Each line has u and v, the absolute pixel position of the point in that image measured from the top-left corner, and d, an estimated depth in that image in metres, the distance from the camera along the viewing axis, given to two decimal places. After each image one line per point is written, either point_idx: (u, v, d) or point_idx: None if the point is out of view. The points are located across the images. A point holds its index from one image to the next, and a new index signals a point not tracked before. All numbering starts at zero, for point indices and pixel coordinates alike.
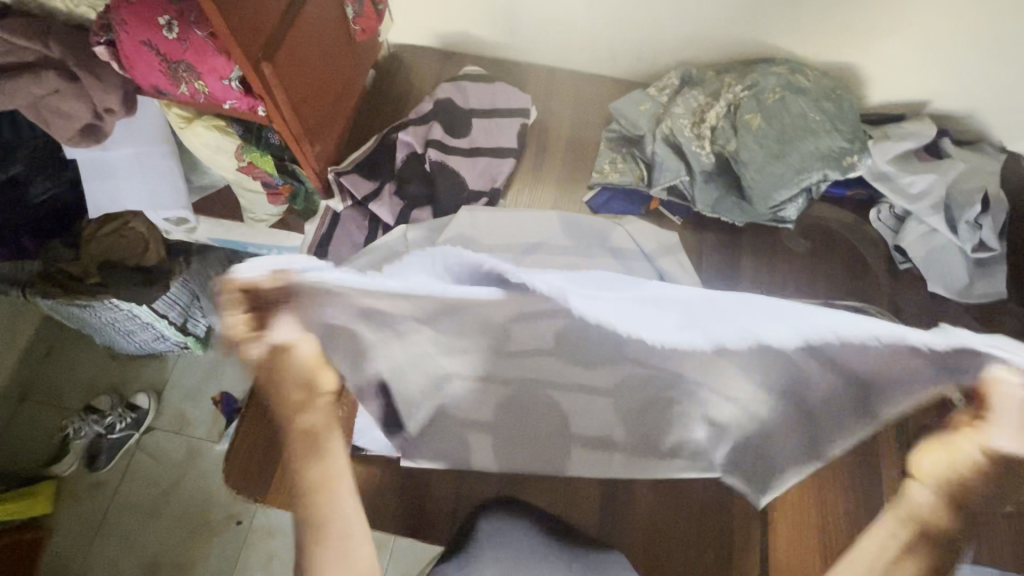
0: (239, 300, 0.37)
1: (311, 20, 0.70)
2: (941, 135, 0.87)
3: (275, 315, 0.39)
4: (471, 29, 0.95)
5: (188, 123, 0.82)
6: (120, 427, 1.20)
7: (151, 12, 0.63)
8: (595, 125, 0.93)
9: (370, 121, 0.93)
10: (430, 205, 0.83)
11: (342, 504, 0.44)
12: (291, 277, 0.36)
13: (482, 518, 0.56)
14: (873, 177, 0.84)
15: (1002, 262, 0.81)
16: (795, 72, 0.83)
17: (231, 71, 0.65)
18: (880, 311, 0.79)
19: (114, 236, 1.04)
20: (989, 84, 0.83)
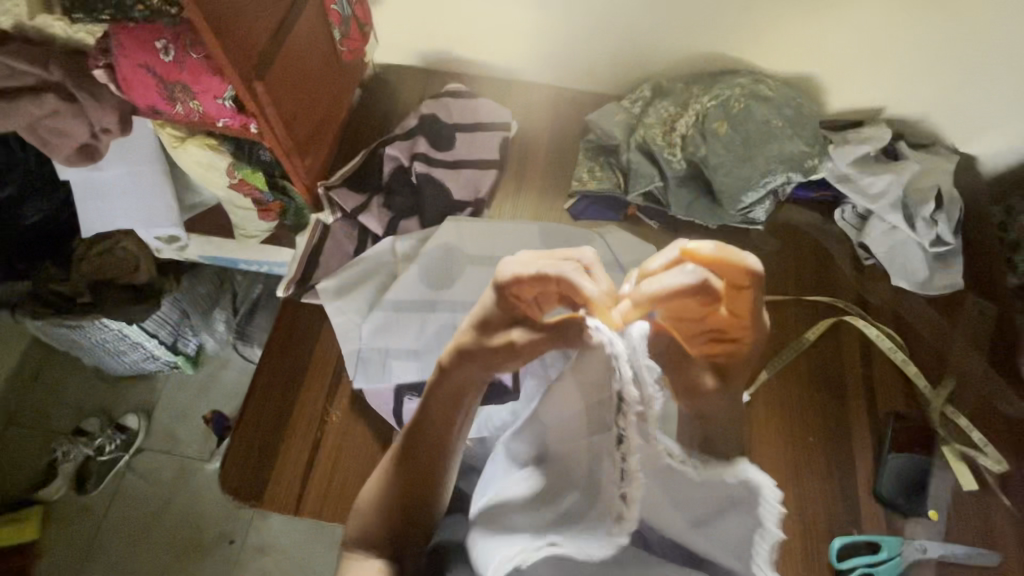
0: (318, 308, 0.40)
1: (299, 41, 0.74)
2: (896, 139, 0.93)
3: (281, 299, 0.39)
4: (452, 48, 0.99)
5: (182, 143, 0.85)
6: (110, 448, 1.32)
7: (149, 36, 0.66)
8: (573, 137, 0.97)
9: (357, 137, 0.96)
10: (417, 215, 0.87)
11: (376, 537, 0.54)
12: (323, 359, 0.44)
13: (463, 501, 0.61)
14: (836, 178, 0.88)
15: (956, 255, 0.86)
16: (758, 82, 0.88)
17: (225, 91, 0.68)
18: (845, 308, 0.86)
19: (105, 255, 1.07)
20: (938, 88, 0.89)
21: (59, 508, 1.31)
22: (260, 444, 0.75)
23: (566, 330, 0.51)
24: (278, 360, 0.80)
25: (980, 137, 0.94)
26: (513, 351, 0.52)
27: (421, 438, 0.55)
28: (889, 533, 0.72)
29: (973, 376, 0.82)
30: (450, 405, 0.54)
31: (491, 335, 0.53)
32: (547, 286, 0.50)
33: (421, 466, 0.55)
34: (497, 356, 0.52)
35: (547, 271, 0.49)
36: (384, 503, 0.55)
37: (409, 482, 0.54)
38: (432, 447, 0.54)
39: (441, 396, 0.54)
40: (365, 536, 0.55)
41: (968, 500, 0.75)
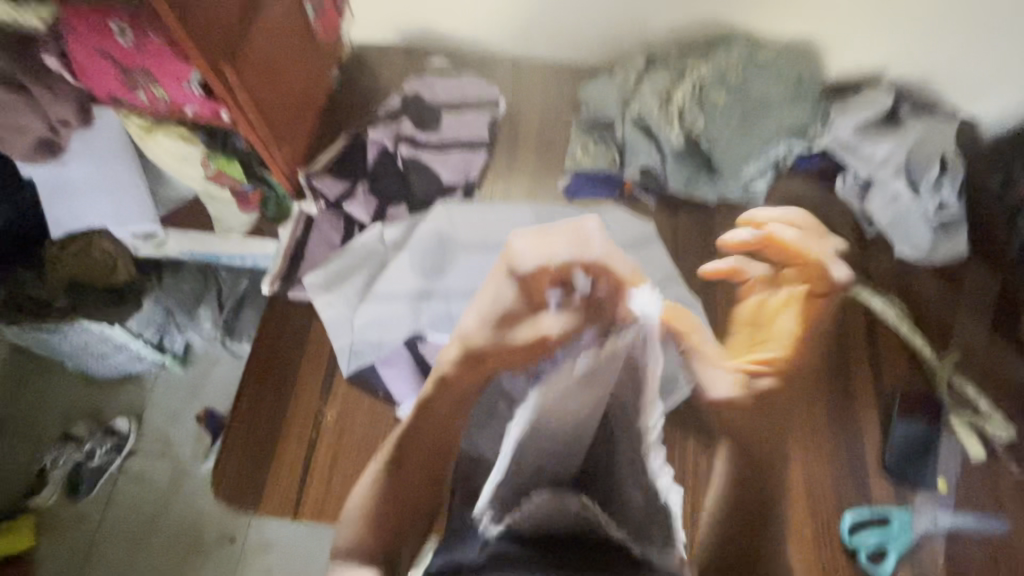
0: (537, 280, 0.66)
1: (269, 18, 0.68)
2: (898, 103, 0.90)
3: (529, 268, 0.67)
4: (433, 22, 0.94)
5: (150, 133, 0.80)
6: (101, 453, 1.28)
7: (102, 17, 0.60)
8: (565, 113, 0.93)
9: (337, 121, 0.91)
10: (405, 201, 0.83)
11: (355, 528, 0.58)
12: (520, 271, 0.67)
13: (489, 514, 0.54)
14: (837, 147, 0.86)
15: (961, 223, 0.84)
16: (756, 48, 0.84)
17: (191, 75, 0.63)
18: (850, 279, 0.83)
19: (80, 255, 1.01)
20: (940, 49, 0.86)
21: (52, 515, 1.28)
22: (252, 447, 0.72)
23: (586, 308, 0.65)
24: (268, 357, 0.77)
25: (982, 99, 0.91)
26: (544, 343, 0.66)
27: (421, 446, 0.62)
28: (900, 506, 0.72)
29: (979, 343, 0.81)
30: (449, 417, 0.65)
31: (512, 330, 0.66)
32: (567, 273, 0.66)
33: (419, 479, 0.61)
34: (524, 344, 0.65)
35: (585, 257, 0.67)
36: (383, 505, 0.59)
37: (407, 487, 0.60)
38: (432, 461, 0.62)
39: (439, 408, 0.64)
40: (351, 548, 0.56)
41: (977, 469, 0.74)
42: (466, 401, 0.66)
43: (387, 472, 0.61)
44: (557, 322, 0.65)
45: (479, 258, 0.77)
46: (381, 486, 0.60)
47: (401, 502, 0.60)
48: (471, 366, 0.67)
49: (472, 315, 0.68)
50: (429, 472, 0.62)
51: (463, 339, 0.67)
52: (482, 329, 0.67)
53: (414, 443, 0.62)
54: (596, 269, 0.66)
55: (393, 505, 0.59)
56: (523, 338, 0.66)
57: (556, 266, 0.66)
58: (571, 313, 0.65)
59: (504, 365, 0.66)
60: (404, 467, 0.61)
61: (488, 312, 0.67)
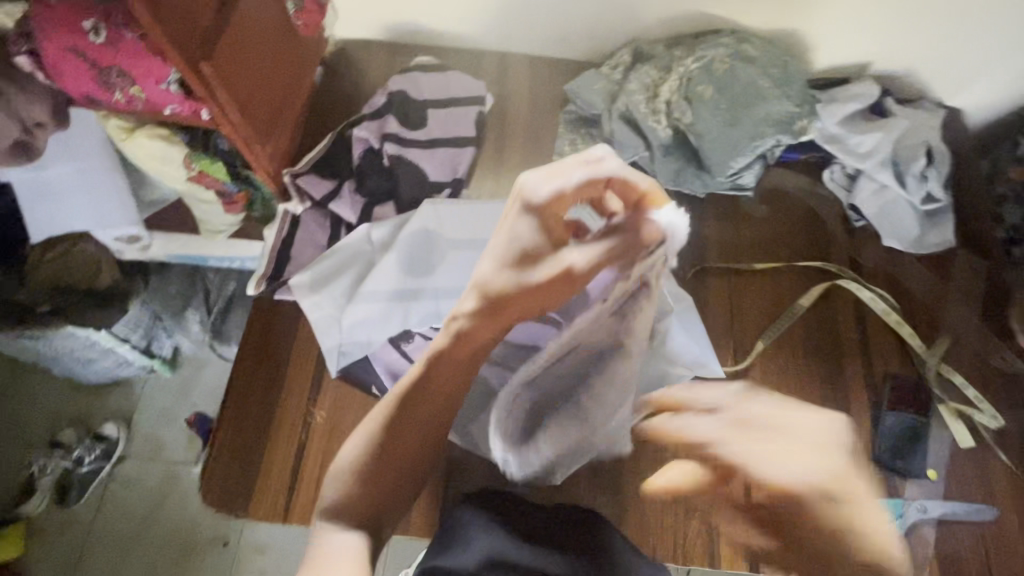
0: (543, 211, 0.62)
1: (248, 15, 0.67)
2: (884, 95, 0.90)
3: (540, 197, 0.61)
4: (418, 18, 0.92)
5: (130, 134, 0.78)
6: (90, 459, 1.27)
7: (74, 16, 0.59)
8: (552, 108, 0.93)
9: (322, 120, 0.90)
10: (392, 200, 0.82)
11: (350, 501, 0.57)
12: (528, 199, 0.62)
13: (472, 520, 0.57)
14: (825, 139, 0.85)
15: (948, 213, 0.85)
16: (742, 41, 0.84)
17: (168, 74, 0.62)
18: (839, 270, 0.84)
19: (62, 259, 0.99)
20: (925, 40, 0.86)
21: (42, 523, 1.26)
22: (240, 450, 0.71)
23: (622, 237, 0.62)
24: (255, 358, 0.76)
25: (968, 90, 0.91)
26: (569, 275, 0.62)
27: (418, 409, 0.59)
28: (890, 496, 0.72)
29: (967, 332, 0.82)
30: (449, 383, 0.60)
31: (533, 269, 0.61)
32: (590, 193, 0.63)
33: (413, 446, 0.59)
34: (545, 281, 0.61)
35: (598, 177, 0.62)
36: (374, 469, 0.57)
37: (397, 453, 0.58)
38: (427, 430, 0.59)
39: (441, 372, 0.60)
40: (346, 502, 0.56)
41: (965, 457, 0.75)
42: (476, 355, 0.61)
43: (380, 437, 0.58)
44: (584, 255, 0.62)
45: (467, 256, 0.76)
46: (372, 449, 0.57)
47: (392, 466, 0.58)
48: (488, 313, 0.61)
49: (487, 263, 0.62)
50: (423, 438, 0.59)
51: (482, 286, 0.61)
52: (499, 273, 0.61)
53: (405, 409, 0.59)
54: (619, 190, 0.63)
55: (376, 467, 0.57)
56: (547, 274, 0.61)
57: (573, 191, 0.61)
58: (602, 238, 0.63)
59: (529, 307, 0.62)
60: (400, 434, 0.58)
61: (506, 253, 0.62)
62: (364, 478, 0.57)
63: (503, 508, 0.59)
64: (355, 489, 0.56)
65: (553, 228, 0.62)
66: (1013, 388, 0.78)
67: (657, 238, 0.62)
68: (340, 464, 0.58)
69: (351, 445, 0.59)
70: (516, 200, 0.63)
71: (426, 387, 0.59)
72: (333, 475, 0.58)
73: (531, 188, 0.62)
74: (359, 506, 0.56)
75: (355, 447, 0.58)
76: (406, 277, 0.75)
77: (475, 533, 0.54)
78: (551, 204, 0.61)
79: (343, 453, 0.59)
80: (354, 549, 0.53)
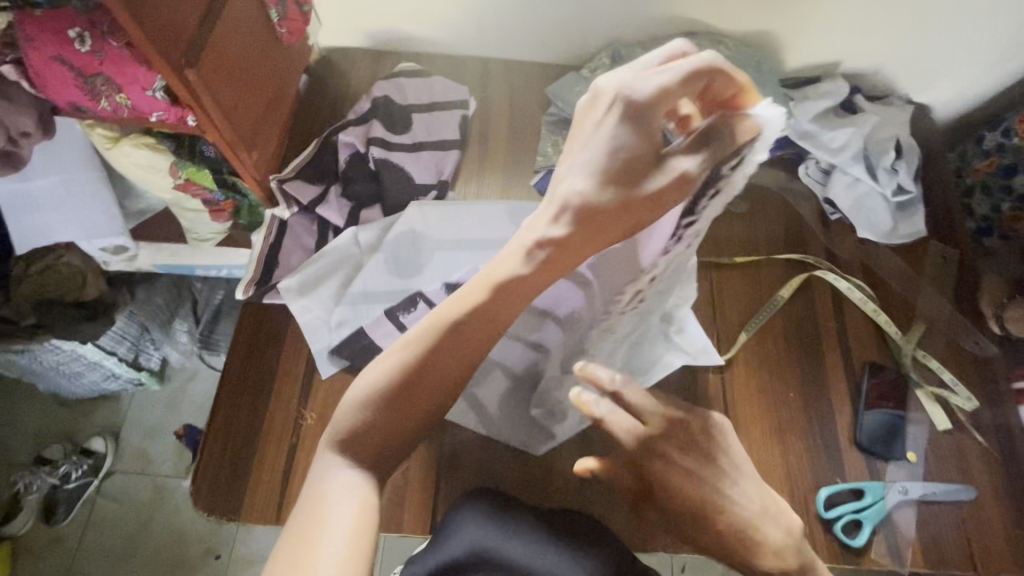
0: (640, 109, 0.42)
1: (232, 23, 0.68)
2: (854, 92, 0.93)
3: (639, 93, 0.42)
4: (401, 26, 0.94)
5: (115, 143, 0.78)
6: (77, 475, 1.25)
7: (59, 25, 0.60)
8: (534, 111, 0.95)
9: (308, 126, 0.91)
10: (379, 203, 0.83)
11: (354, 418, 0.48)
12: (617, 100, 0.43)
13: (454, 518, 0.59)
14: (799, 136, 0.88)
15: (918, 203, 0.88)
16: (716, 43, 0.86)
17: (154, 81, 0.63)
18: (816, 261, 0.86)
19: (46, 272, 0.97)
20: (891, 39, 0.90)
21: (29, 541, 1.24)
22: (231, 454, 0.71)
23: (729, 135, 0.43)
24: (245, 363, 0.76)
25: (934, 86, 0.95)
26: (685, 188, 0.43)
27: (453, 349, 0.47)
28: (872, 479, 0.74)
29: (940, 318, 0.84)
30: (492, 321, 0.47)
31: (642, 182, 0.43)
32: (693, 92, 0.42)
33: (436, 392, 0.48)
34: (647, 202, 0.43)
35: (703, 66, 0.41)
36: (390, 414, 0.47)
37: (416, 397, 0.48)
38: (454, 373, 0.48)
39: (511, 294, 0.46)
40: (354, 430, 0.47)
41: (943, 439, 0.77)
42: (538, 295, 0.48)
43: (401, 375, 0.47)
44: (698, 156, 0.43)
45: (457, 253, 0.78)
46: (389, 386, 0.47)
47: (410, 410, 0.48)
48: (580, 240, 0.44)
49: (575, 172, 0.44)
50: (450, 383, 0.48)
51: (566, 200, 0.44)
52: (598, 189, 0.43)
53: (433, 344, 0.47)
54: (711, 86, 0.43)
55: (389, 408, 0.47)
56: (657, 183, 0.43)
57: (677, 84, 0.41)
58: (701, 142, 0.43)
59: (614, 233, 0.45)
60: (425, 376, 0.47)
61: (602, 157, 0.43)
62: (379, 403, 0.47)
63: (484, 502, 0.61)
64: (364, 432, 0.47)
65: (652, 130, 0.43)
66: (986, 370, 0.81)
67: (753, 136, 0.42)
68: (352, 396, 0.48)
69: (364, 379, 0.48)
70: (607, 91, 0.45)
71: (466, 319, 0.47)
72: (341, 410, 0.49)
73: (628, 83, 0.43)
74: (364, 449, 0.47)
75: (374, 378, 0.48)
76: (395, 278, 0.77)
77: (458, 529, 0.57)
78: (649, 101, 0.42)
79: (353, 390, 0.49)
80: (354, 512, 0.44)
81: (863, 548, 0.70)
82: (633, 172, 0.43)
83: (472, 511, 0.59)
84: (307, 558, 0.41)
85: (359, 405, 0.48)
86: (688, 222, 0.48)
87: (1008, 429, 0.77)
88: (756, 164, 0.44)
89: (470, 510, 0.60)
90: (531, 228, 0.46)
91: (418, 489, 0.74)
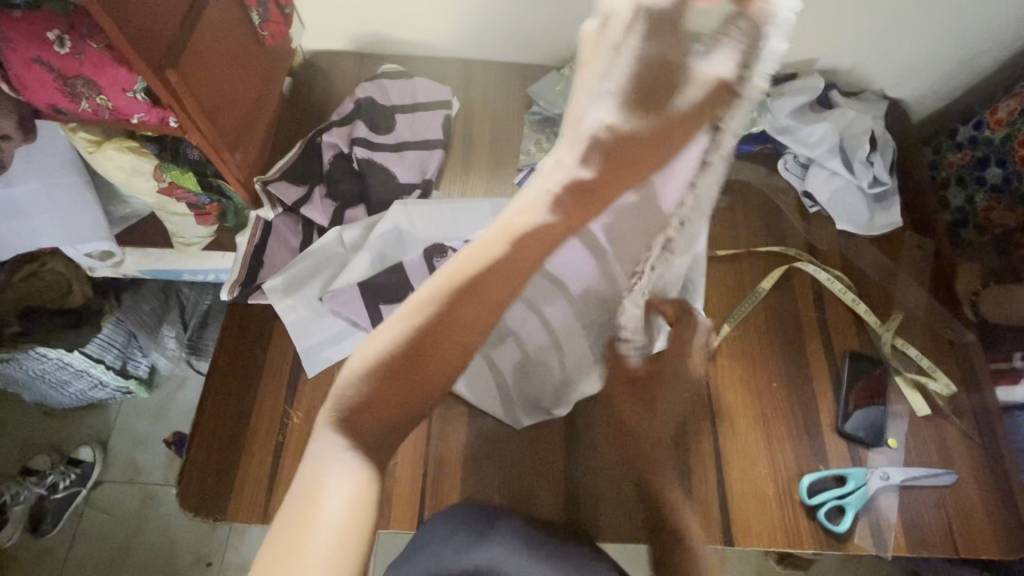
0: (652, 29, 0.42)
1: (213, 25, 0.69)
2: (830, 88, 0.95)
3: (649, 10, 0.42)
4: (383, 28, 0.95)
5: (98, 147, 0.78)
6: (64, 485, 1.24)
7: (38, 26, 0.60)
8: (517, 110, 0.96)
9: (293, 129, 0.92)
10: (363, 203, 0.84)
11: (357, 391, 0.46)
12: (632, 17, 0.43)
13: (428, 527, 0.63)
14: (777, 131, 0.90)
15: (893, 195, 0.90)
16: None
17: (134, 83, 0.64)
18: (797, 253, 0.88)
19: (31, 279, 0.97)
20: (865, 37, 0.92)
21: (16, 554, 1.23)
22: (218, 458, 0.71)
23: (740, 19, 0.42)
24: (228, 365, 0.76)
25: (907, 81, 0.97)
26: (723, 92, 0.44)
27: (472, 303, 0.47)
28: (856, 465, 0.75)
29: (917, 306, 0.86)
30: (509, 274, 0.47)
31: (679, 95, 0.44)
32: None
33: (449, 349, 0.48)
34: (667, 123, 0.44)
35: None
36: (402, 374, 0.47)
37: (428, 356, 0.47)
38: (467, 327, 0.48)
39: (530, 246, 0.47)
40: (355, 404, 0.46)
41: (922, 424, 0.78)
42: (557, 242, 0.49)
43: (414, 339, 0.46)
44: (727, 60, 0.43)
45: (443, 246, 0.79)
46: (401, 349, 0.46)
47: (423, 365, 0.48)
48: (618, 164, 0.46)
49: (601, 103, 0.44)
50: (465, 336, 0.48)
51: (593, 137, 0.44)
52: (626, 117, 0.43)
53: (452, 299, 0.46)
54: None
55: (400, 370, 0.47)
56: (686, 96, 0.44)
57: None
58: (718, 46, 0.43)
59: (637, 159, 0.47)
60: (440, 335, 0.47)
61: (627, 82, 0.43)
62: (381, 375, 0.46)
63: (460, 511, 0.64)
64: (366, 403, 0.46)
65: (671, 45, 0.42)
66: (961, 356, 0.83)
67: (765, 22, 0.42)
68: (352, 367, 0.46)
69: (368, 347, 0.47)
70: (621, 11, 0.44)
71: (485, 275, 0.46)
72: (341, 380, 0.47)
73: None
74: (368, 423, 0.46)
75: (377, 348, 0.46)
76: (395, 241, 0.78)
77: (434, 537, 0.61)
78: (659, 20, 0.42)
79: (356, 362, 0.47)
80: (350, 495, 0.43)
81: (847, 534, 0.71)
82: (659, 89, 0.43)
83: (448, 517, 0.64)
84: (301, 544, 0.41)
85: (359, 378, 0.46)
86: (713, 146, 0.49)
87: (987, 412, 0.79)
88: (773, 59, 0.43)
89: (446, 516, 0.64)
90: (558, 167, 0.46)
91: (406, 484, 0.75)
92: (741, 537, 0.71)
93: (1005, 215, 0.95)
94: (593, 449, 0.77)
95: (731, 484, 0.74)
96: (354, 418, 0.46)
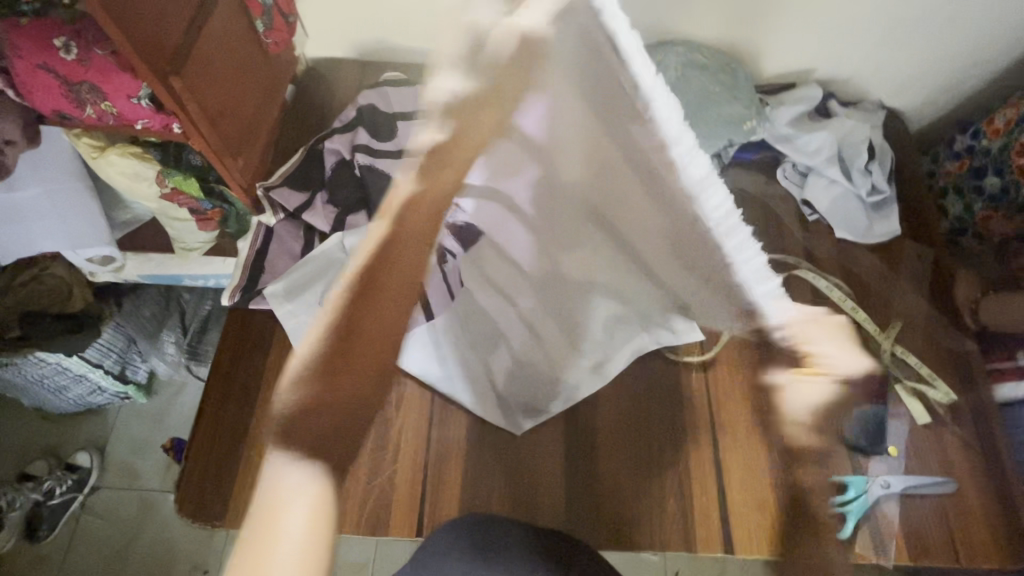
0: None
1: (218, 32, 0.70)
2: (828, 98, 0.96)
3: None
4: (386, 36, 0.96)
5: (101, 152, 0.78)
6: (61, 491, 1.23)
7: (45, 34, 0.61)
8: None
9: (295, 135, 0.92)
10: (364, 209, 0.84)
11: (290, 404, 0.45)
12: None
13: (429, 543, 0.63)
14: (775, 139, 0.91)
15: (891, 204, 0.90)
16: (693, 50, 0.88)
17: (139, 89, 0.64)
18: (798, 261, 0.88)
19: (31, 284, 0.96)
20: (863, 47, 0.92)
21: (11, 560, 1.22)
22: (216, 464, 0.71)
23: None
24: (230, 372, 0.76)
25: (905, 91, 0.98)
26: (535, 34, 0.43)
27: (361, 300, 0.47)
28: (856, 472, 0.76)
29: (917, 314, 0.86)
30: (404, 252, 0.49)
31: (492, 44, 0.44)
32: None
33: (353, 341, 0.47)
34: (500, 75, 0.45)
35: None
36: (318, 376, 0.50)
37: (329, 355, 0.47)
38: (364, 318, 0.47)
39: (414, 228, 0.49)
40: (292, 419, 0.45)
41: (922, 432, 0.78)
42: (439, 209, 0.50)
43: (330, 339, 0.47)
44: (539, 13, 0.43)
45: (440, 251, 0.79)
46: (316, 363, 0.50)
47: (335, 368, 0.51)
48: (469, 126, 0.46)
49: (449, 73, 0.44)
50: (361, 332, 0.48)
51: (441, 104, 0.44)
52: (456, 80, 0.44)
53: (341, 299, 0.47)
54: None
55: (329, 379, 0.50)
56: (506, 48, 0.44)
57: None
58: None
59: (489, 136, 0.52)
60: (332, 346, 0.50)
61: (460, 50, 0.44)
62: (311, 383, 0.46)
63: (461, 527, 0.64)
64: (305, 416, 0.46)
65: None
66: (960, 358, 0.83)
67: None
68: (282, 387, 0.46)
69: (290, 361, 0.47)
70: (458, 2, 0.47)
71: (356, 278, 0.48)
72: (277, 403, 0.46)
73: None
74: (312, 433, 0.46)
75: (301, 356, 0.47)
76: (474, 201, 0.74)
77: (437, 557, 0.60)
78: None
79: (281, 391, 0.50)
80: (307, 514, 0.43)
81: (849, 541, 0.72)
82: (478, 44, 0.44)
83: (449, 534, 0.63)
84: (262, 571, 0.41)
85: (291, 393, 0.46)
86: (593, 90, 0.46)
87: (987, 421, 0.79)
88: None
89: (447, 532, 0.63)
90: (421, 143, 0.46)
91: (406, 491, 0.74)
92: (742, 546, 0.71)
93: (1003, 224, 0.94)
94: (594, 458, 0.77)
95: (731, 493, 0.74)
96: (296, 432, 0.45)
